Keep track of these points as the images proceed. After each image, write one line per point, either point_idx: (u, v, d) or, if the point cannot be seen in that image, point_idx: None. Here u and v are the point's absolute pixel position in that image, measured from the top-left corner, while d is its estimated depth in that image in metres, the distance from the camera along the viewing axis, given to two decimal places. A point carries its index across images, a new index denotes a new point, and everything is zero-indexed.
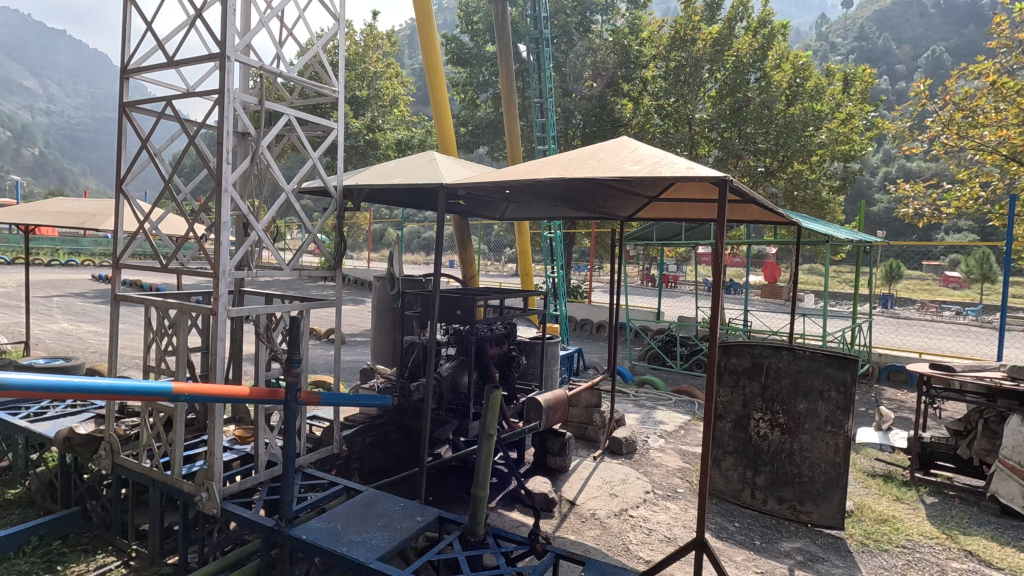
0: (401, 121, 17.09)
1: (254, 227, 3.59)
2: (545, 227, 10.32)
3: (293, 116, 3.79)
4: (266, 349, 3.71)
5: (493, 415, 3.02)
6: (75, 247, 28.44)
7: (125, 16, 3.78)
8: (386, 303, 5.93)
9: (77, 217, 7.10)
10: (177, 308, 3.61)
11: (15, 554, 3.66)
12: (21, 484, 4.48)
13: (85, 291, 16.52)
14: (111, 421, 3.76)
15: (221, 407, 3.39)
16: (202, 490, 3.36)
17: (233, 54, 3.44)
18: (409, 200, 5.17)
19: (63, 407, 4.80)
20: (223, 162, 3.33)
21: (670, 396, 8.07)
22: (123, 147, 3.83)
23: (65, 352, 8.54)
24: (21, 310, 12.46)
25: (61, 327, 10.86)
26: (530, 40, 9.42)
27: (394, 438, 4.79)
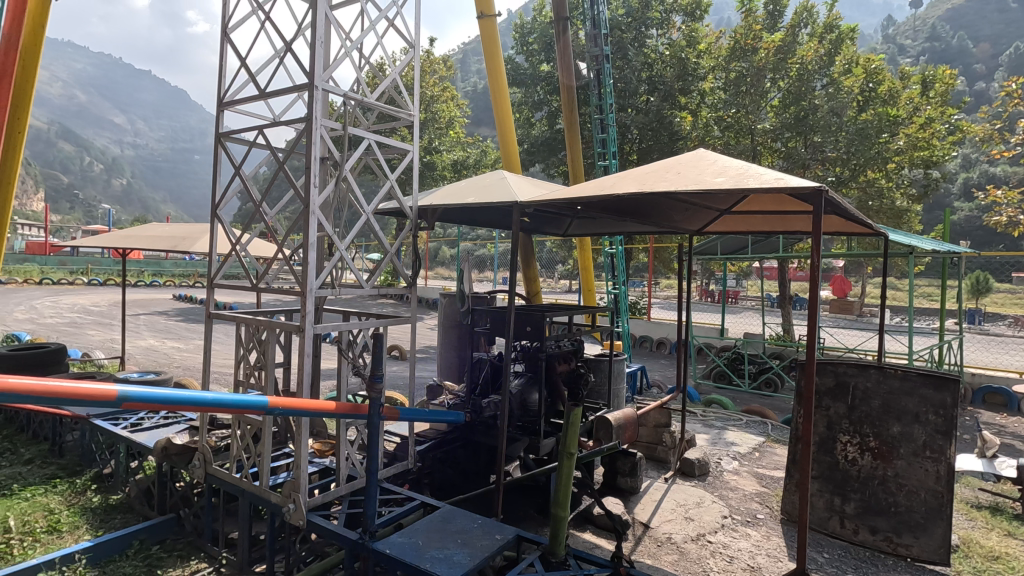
0: (457, 142, 17.41)
1: (338, 247, 3.74)
2: (606, 242, 10.20)
3: (373, 140, 3.95)
4: (347, 366, 3.84)
5: (573, 433, 2.99)
6: (157, 268, 30.64)
7: (222, 55, 4.08)
8: (453, 318, 6.02)
9: (169, 240, 7.65)
10: (266, 327, 3.78)
11: (119, 557, 3.90)
12: (121, 490, 4.78)
13: (170, 309, 17.73)
14: (204, 432, 3.98)
15: (308, 421, 3.50)
16: (289, 502, 3.47)
17: (320, 85, 3.65)
18: (478, 219, 5.29)
19: (157, 418, 5.13)
20: (311, 187, 3.51)
21: (740, 415, 7.75)
22: (219, 175, 4.10)
23: (155, 368, 9.17)
24: (115, 328, 13.51)
25: (149, 344, 11.65)
26: (589, 57, 9.49)
27: (462, 454, 4.81)
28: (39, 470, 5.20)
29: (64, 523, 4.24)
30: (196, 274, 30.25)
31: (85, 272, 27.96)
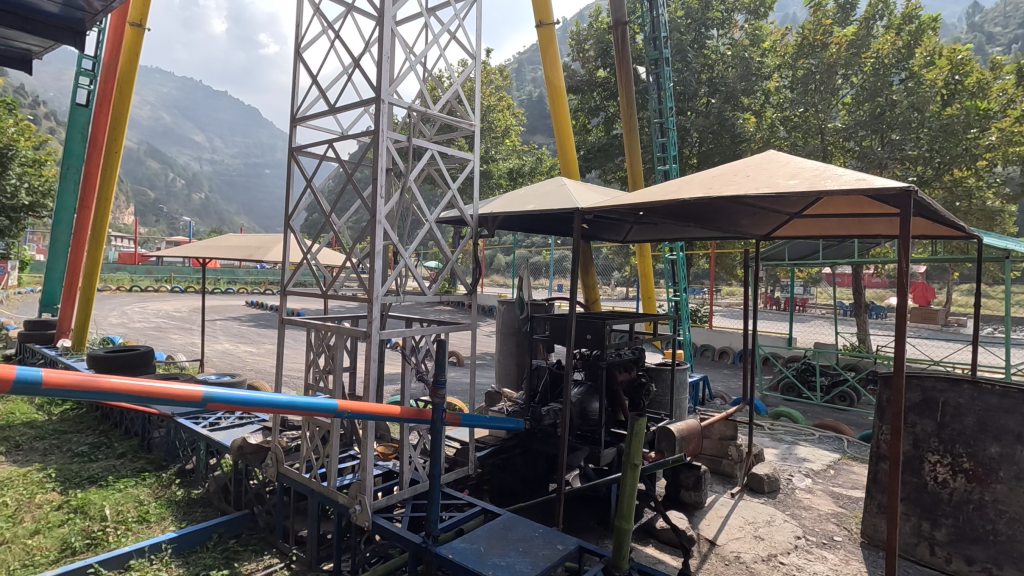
0: (513, 150, 17.54)
1: (402, 255, 3.83)
2: (666, 248, 9.97)
3: (436, 150, 4.04)
4: (411, 372, 3.92)
5: (637, 444, 2.92)
6: (232, 277, 32.59)
7: (296, 74, 4.30)
8: (512, 325, 6.05)
9: (245, 250, 8.12)
10: (335, 332, 3.93)
11: (200, 549, 4.13)
12: (201, 485, 5.09)
13: (243, 315, 18.79)
14: (276, 433, 4.17)
15: (373, 425, 3.60)
16: (355, 503, 3.57)
17: (386, 98, 3.77)
18: (538, 227, 5.30)
19: (233, 418, 5.43)
20: (377, 197, 3.63)
21: (812, 430, 7.34)
22: (291, 188, 4.31)
23: (231, 370, 9.73)
24: (195, 332, 14.44)
25: (225, 347, 12.39)
26: (648, 61, 9.35)
27: (521, 462, 4.80)
28: (130, 464, 5.60)
29: (152, 514, 4.55)
30: (266, 282, 31.92)
31: (168, 280, 30.10)
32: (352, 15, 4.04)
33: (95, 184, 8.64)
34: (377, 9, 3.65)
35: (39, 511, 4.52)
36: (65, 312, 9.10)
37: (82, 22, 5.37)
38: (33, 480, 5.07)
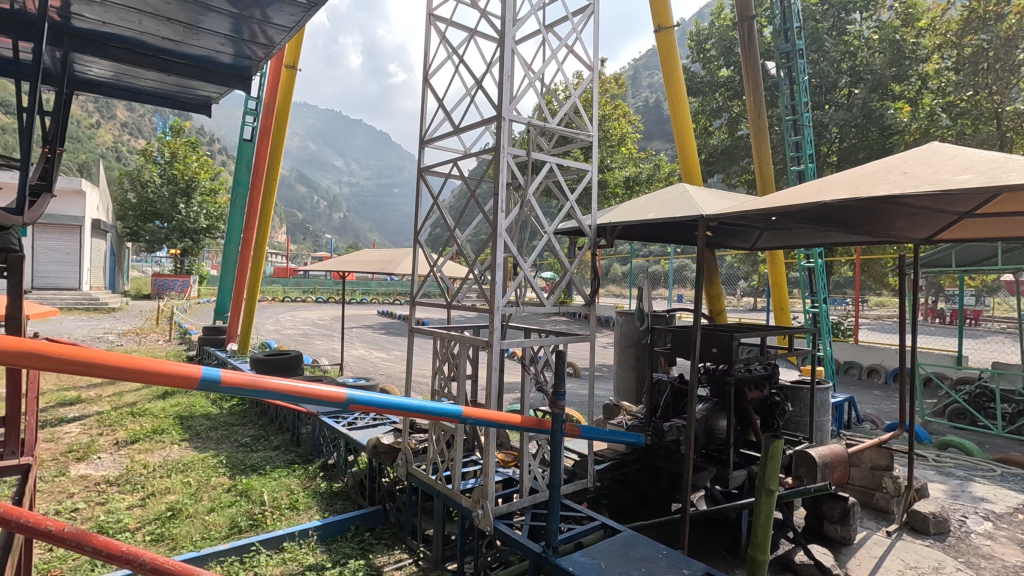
0: (629, 158, 17.06)
1: (522, 267, 3.92)
2: (802, 255, 9.12)
3: (554, 163, 4.09)
4: (530, 382, 3.98)
5: (772, 469, 2.69)
6: (365, 288, 35.51)
7: (424, 99, 4.61)
8: (631, 337, 5.90)
9: (379, 263, 8.81)
10: (459, 342, 4.11)
11: (340, 538, 4.51)
12: (341, 479, 5.56)
13: (375, 324, 20.35)
14: (405, 435, 4.45)
15: (495, 432, 3.69)
16: (478, 507, 3.68)
17: (507, 115, 3.90)
18: (659, 235, 5.14)
19: (368, 419, 5.89)
20: (498, 211, 3.75)
21: (991, 465, 6.26)
22: (420, 206, 4.59)
23: (366, 374, 10.59)
24: (335, 339, 15.92)
25: (360, 353, 13.51)
26: (778, 55, 8.70)
27: (641, 478, 4.66)
28: (283, 456, 6.29)
29: (301, 502, 5.06)
30: (394, 293, 34.32)
31: (313, 291, 33.55)
32: (474, 39, 4.26)
33: (257, 208, 9.91)
34: (497, 31, 3.81)
35: (213, 492, 5.23)
36: (233, 320, 10.49)
37: (249, 69, 6.22)
38: (209, 465, 5.88)
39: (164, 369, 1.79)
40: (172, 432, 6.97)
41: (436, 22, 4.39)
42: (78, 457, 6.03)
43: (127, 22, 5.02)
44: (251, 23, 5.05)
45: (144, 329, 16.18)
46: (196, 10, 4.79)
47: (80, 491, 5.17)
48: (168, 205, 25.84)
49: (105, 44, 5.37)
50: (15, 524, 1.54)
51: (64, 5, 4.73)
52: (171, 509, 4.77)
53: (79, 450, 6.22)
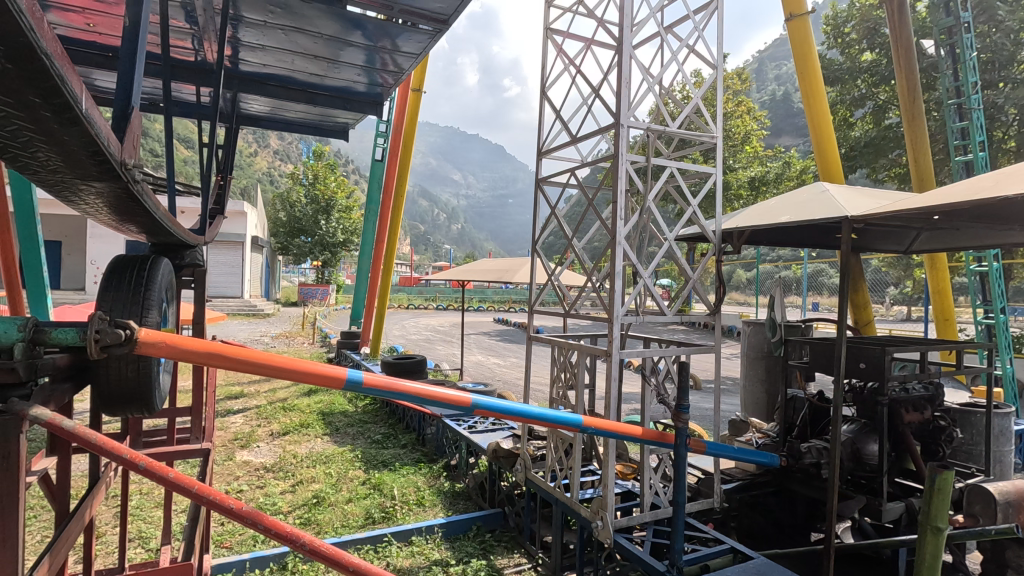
0: (754, 157, 15.95)
1: (642, 275, 3.83)
2: (971, 258, 7.89)
3: (675, 167, 3.96)
4: (651, 393, 3.87)
5: (941, 504, 2.34)
6: (482, 295, 36.81)
7: (541, 111, 4.71)
8: (760, 349, 5.51)
9: (497, 272, 9.09)
10: (577, 350, 4.11)
11: (463, 537, 4.69)
12: (462, 480, 5.79)
13: (492, 331, 21.01)
14: (524, 441, 4.53)
15: (614, 443, 3.64)
16: (597, 518, 3.64)
17: (625, 121, 3.85)
18: (792, 239, 4.76)
19: (487, 423, 6.09)
20: (617, 219, 3.71)
21: None
22: (538, 216, 4.68)
23: (485, 380, 10.96)
24: (455, 344, 16.68)
25: (479, 359, 13.99)
26: (938, 32, 7.65)
27: (774, 502, 4.30)
28: (410, 454, 6.70)
29: (427, 500, 5.35)
30: (509, 301, 35.15)
31: (435, 299, 35.44)
32: (590, 48, 4.28)
33: (387, 222, 10.71)
34: (615, 38, 3.79)
35: (350, 484, 5.71)
36: (366, 326, 11.39)
37: (381, 95, 6.77)
38: (347, 458, 6.44)
39: (314, 370, 2.05)
40: (316, 426, 7.73)
41: (553, 35, 4.48)
42: (242, 444, 6.92)
43: (283, 63, 5.71)
44: (383, 52, 5.49)
45: (293, 333, 18.17)
46: (337, 46, 5.33)
47: (244, 475, 5.92)
48: (311, 221, 28.82)
49: (265, 83, 6.17)
50: (205, 500, 1.84)
51: (234, 53, 5.51)
52: (316, 496, 5.28)
53: (242, 438, 7.13)
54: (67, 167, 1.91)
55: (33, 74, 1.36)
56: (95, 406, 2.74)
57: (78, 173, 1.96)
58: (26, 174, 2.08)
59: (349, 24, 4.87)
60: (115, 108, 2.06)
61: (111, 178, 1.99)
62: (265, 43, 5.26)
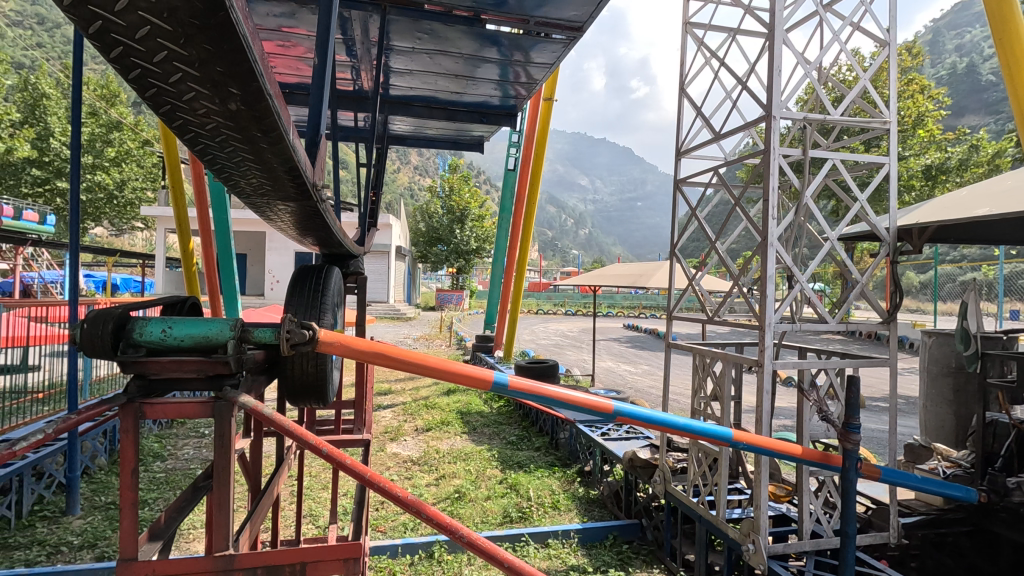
0: (931, 142, 13.82)
1: (799, 279, 3.50)
2: None
3: (838, 159, 3.56)
4: (809, 408, 3.51)
5: None
6: (611, 301, 36.29)
7: (680, 109, 4.53)
8: (947, 363, 4.75)
9: (630, 277, 8.90)
10: (722, 360, 3.87)
11: (599, 545, 4.64)
12: (597, 488, 5.74)
13: (623, 337, 20.59)
14: (663, 452, 4.37)
15: (766, 461, 3.36)
16: (748, 541, 3.37)
17: (778, 112, 3.55)
18: (990, 235, 4.04)
19: (622, 432, 5.99)
20: (769, 219, 3.43)
21: None
22: (677, 219, 4.50)
23: (617, 387, 10.76)
24: (584, 350, 16.62)
25: (610, 366, 13.77)
26: None
27: (969, 544, 3.67)
28: (545, 457, 6.79)
29: (562, 504, 5.37)
30: (640, 307, 34.17)
31: (564, 304, 35.64)
32: (736, 38, 4.04)
33: (519, 229, 11.01)
34: (765, 24, 3.53)
35: (488, 482, 5.93)
36: (500, 330, 11.80)
37: (514, 107, 6.99)
38: (484, 457, 6.71)
39: (463, 370, 2.16)
40: (455, 425, 8.16)
41: (693, 29, 4.29)
42: (391, 437, 7.52)
43: (427, 84, 6.14)
44: (516, 65, 5.65)
45: (432, 336, 19.39)
46: (474, 63, 5.61)
47: (394, 465, 6.43)
48: (447, 231, 30.60)
49: (411, 105, 6.69)
50: (377, 486, 2.02)
51: (386, 80, 6.05)
52: (458, 491, 5.56)
53: (392, 431, 7.76)
54: (272, 189, 2.24)
55: (258, 113, 1.61)
56: (280, 396, 3.16)
57: (278, 194, 2.29)
58: (239, 195, 2.47)
59: (486, 41, 5.10)
60: (307, 138, 2.37)
61: (304, 198, 2.30)
62: (412, 67, 5.71)
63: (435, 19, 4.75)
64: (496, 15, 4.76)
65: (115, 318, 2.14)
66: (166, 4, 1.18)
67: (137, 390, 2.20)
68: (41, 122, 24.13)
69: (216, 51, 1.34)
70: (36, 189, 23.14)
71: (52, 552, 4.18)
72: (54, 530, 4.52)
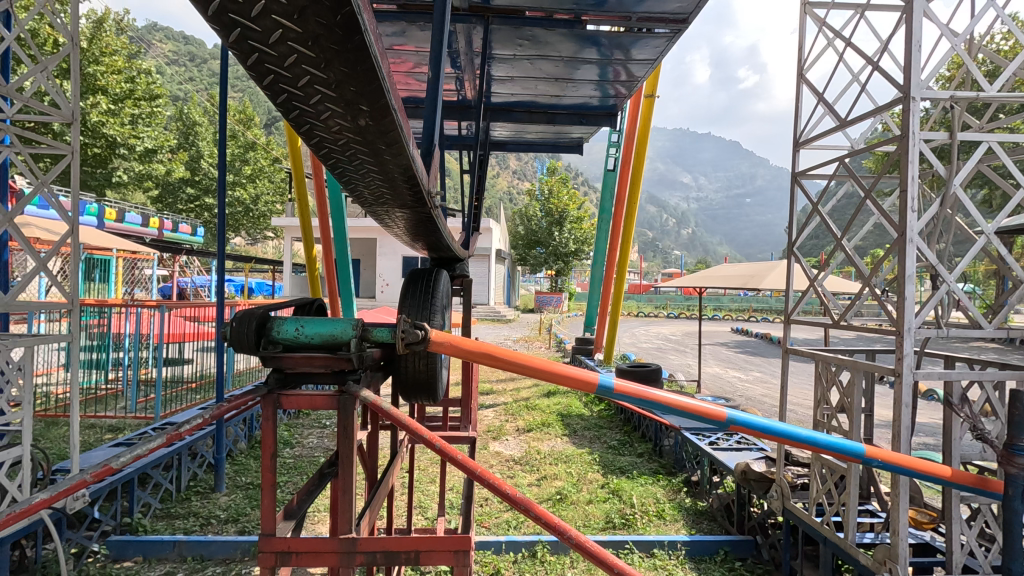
0: None
1: (946, 279, 3.10)
2: None
3: (995, 141, 3.11)
4: (960, 425, 3.10)
5: None
6: (718, 304, 34.53)
7: (798, 97, 4.21)
8: None
9: (740, 278, 8.39)
10: (851, 369, 3.53)
11: (709, 559, 4.42)
12: (706, 500, 5.47)
13: (731, 341, 19.49)
14: (781, 466, 4.08)
15: (906, 483, 3.01)
16: (883, 570, 3.05)
17: (919, 93, 3.18)
18: None
19: (732, 442, 5.68)
20: (908, 212, 3.08)
21: None
22: (795, 215, 4.17)
23: (725, 394, 10.21)
24: (689, 354, 15.95)
25: (717, 372, 13.08)
26: None
27: None
28: (648, 464, 6.60)
29: (668, 513, 5.18)
30: (750, 310, 32.19)
31: (666, 306, 34.44)
32: (864, 14, 3.68)
33: (620, 231, 10.81)
34: None
35: (590, 486, 5.88)
36: (600, 332, 11.65)
37: (615, 106, 6.89)
38: (585, 460, 6.65)
39: (568, 372, 2.17)
40: (556, 426, 8.18)
41: (813, 9, 3.97)
42: (494, 436, 7.71)
43: (527, 89, 6.23)
44: (617, 64, 5.56)
45: (532, 338, 19.60)
46: (574, 65, 5.60)
47: (497, 463, 6.57)
48: (546, 233, 30.80)
49: (511, 110, 6.81)
50: (487, 482, 2.07)
51: (487, 88, 6.22)
52: (559, 493, 5.57)
53: (494, 430, 7.94)
54: (391, 196, 2.40)
55: (383, 127, 1.73)
56: (395, 392, 3.36)
57: (397, 201, 2.44)
58: (362, 203, 2.66)
59: (586, 42, 5.08)
60: (421, 148, 2.50)
61: (419, 205, 2.44)
62: (512, 74, 5.83)
63: (536, 24, 4.81)
64: (597, 15, 4.72)
65: (258, 317, 2.39)
66: (312, 33, 1.32)
67: (276, 382, 2.44)
68: (193, 146, 27.71)
69: (351, 72, 1.47)
70: (190, 205, 26.57)
71: (204, 524, 4.77)
72: (205, 504, 5.15)
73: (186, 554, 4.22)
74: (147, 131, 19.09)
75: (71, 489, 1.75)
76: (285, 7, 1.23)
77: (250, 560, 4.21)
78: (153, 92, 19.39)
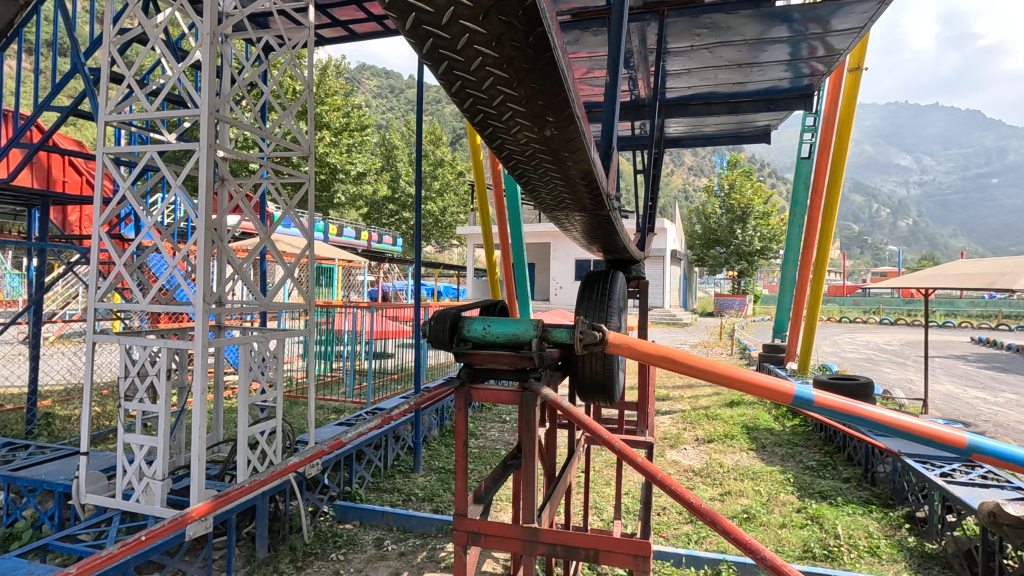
0: None
1: None
2: None
3: None
4: None
5: None
6: (951, 308, 28.75)
7: None
8: None
9: (984, 277, 6.88)
10: None
11: None
12: (936, 541, 4.57)
13: (969, 354, 16.03)
14: None
15: None
16: None
17: None
18: None
19: (973, 475, 4.68)
20: None
21: None
22: None
23: (962, 418, 8.45)
24: (910, 368, 13.47)
25: (951, 390, 10.85)
26: None
27: None
28: (857, 492, 5.75)
29: (883, 551, 4.46)
30: (998, 315, 26.15)
31: (877, 310, 29.68)
32: None
33: (817, 225, 9.60)
34: None
35: (783, 508, 5.32)
36: (792, 339, 10.46)
37: (810, 86, 6.17)
38: (777, 480, 6.04)
39: (757, 380, 2.00)
40: (741, 439, 7.56)
41: None
42: (671, 444, 7.41)
43: (706, 80, 5.90)
44: (812, 38, 4.98)
45: (712, 343, 18.38)
46: (761, 47, 5.15)
47: (674, 472, 6.32)
48: (727, 232, 28.64)
49: (688, 104, 6.51)
50: (668, 488, 2.02)
51: (663, 84, 6.03)
52: (746, 511, 5.15)
53: (672, 438, 7.64)
54: (571, 200, 2.47)
55: (567, 135, 1.81)
56: (572, 391, 3.44)
57: (577, 204, 2.50)
58: (543, 207, 2.78)
59: (774, 20, 4.64)
60: (600, 151, 2.52)
61: (598, 208, 2.47)
62: (689, 66, 5.57)
63: (717, 10, 4.55)
64: None
65: (453, 316, 2.63)
66: (506, 56, 1.44)
67: (467, 376, 2.68)
68: (394, 167, 31.56)
69: (541, 87, 1.57)
70: (392, 219, 30.35)
71: (406, 499, 5.41)
72: (406, 482, 5.84)
73: (392, 524, 4.84)
74: (360, 157, 22.32)
75: (312, 456, 2.14)
76: (485, 37, 1.36)
77: (443, 537, 4.66)
78: (364, 124, 22.56)
